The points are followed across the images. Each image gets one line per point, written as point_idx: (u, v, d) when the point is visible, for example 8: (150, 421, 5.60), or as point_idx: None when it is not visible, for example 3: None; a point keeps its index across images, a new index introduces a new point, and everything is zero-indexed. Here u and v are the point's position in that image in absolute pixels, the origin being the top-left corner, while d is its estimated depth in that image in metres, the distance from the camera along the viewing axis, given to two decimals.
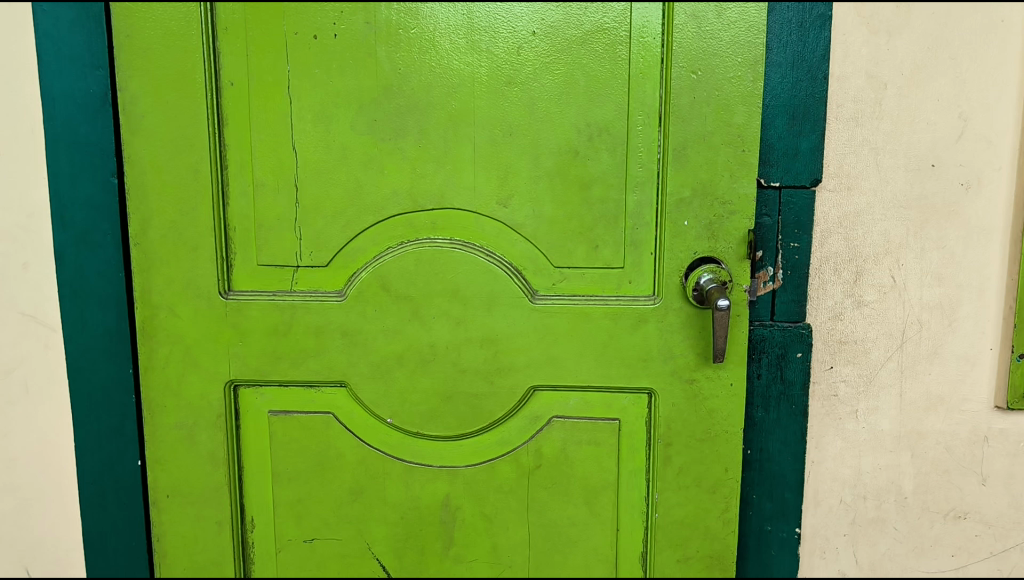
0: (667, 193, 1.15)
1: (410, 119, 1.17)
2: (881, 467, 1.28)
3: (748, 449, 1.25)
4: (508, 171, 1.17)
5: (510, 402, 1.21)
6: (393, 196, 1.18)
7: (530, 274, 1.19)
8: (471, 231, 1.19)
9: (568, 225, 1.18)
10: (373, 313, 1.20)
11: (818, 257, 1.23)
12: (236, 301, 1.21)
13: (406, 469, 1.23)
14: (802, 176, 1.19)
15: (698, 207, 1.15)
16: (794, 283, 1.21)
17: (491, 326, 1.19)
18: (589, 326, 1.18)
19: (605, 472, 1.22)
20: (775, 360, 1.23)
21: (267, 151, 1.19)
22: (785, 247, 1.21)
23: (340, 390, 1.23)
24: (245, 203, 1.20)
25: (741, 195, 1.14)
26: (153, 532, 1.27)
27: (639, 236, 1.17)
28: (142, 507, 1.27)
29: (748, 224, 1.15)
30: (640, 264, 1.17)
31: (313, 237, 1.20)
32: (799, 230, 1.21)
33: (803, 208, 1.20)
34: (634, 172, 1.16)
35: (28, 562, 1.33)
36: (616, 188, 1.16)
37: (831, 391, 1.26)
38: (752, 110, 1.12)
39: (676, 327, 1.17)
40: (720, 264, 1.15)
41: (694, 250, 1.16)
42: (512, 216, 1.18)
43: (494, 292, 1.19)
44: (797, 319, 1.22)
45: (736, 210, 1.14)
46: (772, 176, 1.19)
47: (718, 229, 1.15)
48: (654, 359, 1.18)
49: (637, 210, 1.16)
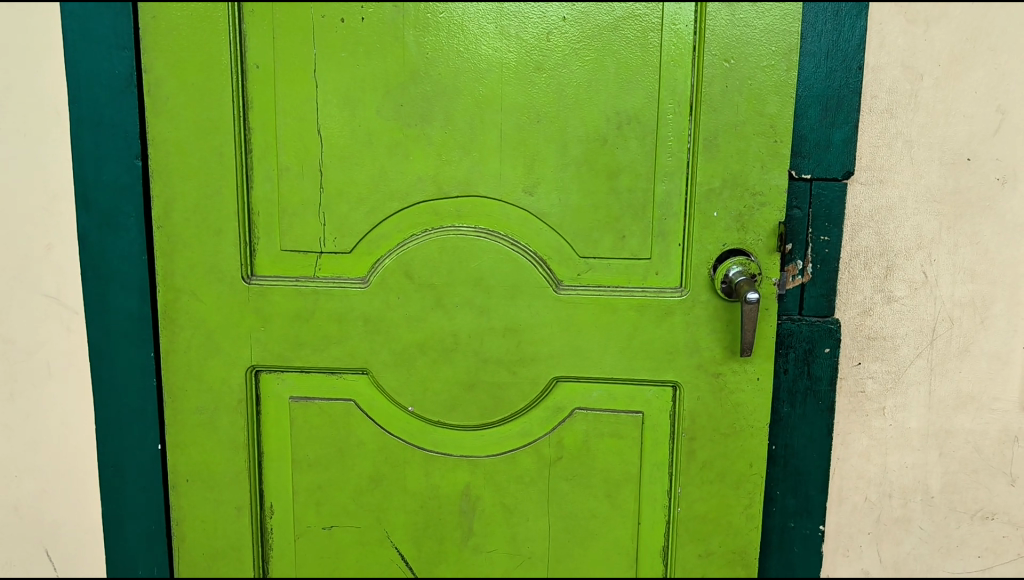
0: (697, 183, 1.13)
1: (437, 104, 1.15)
2: (907, 466, 1.26)
3: (773, 445, 1.23)
4: (535, 159, 1.15)
5: (533, 392, 1.20)
6: (418, 182, 1.17)
7: (555, 264, 1.17)
8: (497, 219, 1.17)
9: (594, 214, 1.16)
10: (396, 300, 1.19)
11: (849, 251, 1.20)
12: (258, 286, 1.20)
13: (426, 458, 1.23)
14: (834, 168, 1.17)
15: (728, 198, 1.13)
16: (824, 277, 1.19)
17: (515, 316, 1.18)
18: (614, 317, 1.16)
19: (628, 465, 1.21)
20: (802, 355, 1.21)
21: (291, 135, 1.18)
22: (815, 241, 1.19)
23: (361, 377, 1.22)
24: (269, 187, 1.19)
25: (773, 186, 1.12)
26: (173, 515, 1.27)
27: (667, 226, 1.15)
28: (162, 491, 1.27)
29: (779, 216, 1.13)
30: (667, 255, 1.16)
31: (336, 222, 1.19)
32: (830, 223, 1.18)
33: (834, 201, 1.18)
34: (663, 161, 1.14)
35: (47, 544, 1.33)
36: (645, 177, 1.14)
37: (858, 387, 1.24)
38: (785, 100, 1.10)
39: (703, 320, 1.15)
40: (749, 256, 1.13)
41: (724, 241, 1.14)
42: (538, 204, 1.16)
43: (518, 281, 1.17)
44: (826, 314, 1.20)
45: (767, 201, 1.12)
46: (803, 168, 1.16)
47: (748, 221, 1.13)
48: (680, 352, 1.16)
49: (665, 200, 1.15)
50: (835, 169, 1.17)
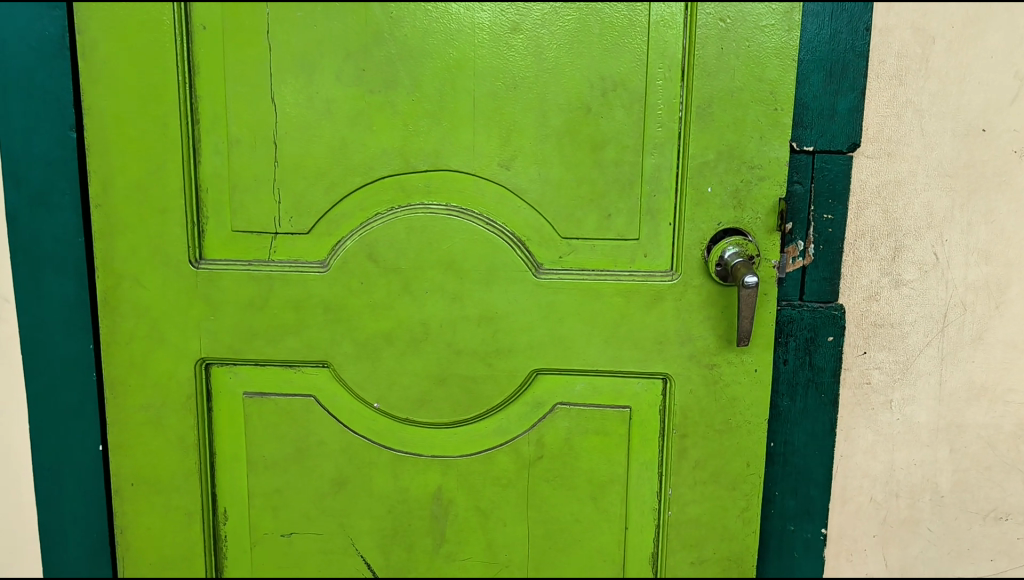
0: (689, 156, 1.03)
1: (403, 69, 1.04)
2: (916, 463, 1.16)
3: (771, 442, 1.13)
4: (512, 129, 1.04)
5: (510, 386, 1.09)
6: (383, 155, 1.06)
7: (534, 246, 1.07)
8: (470, 195, 1.07)
9: (577, 189, 1.05)
10: (360, 285, 1.08)
11: (854, 231, 1.11)
12: (208, 270, 1.09)
13: (394, 459, 1.12)
14: (839, 140, 1.07)
15: (723, 171, 1.03)
16: (827, 259, 1.10)
17: (490, 303, 1.07)
18: (599, 303, 1.06)
19: (614, 465, 1.11)
20: (803, 344, 1.11)
21: (244, 104, 1.07)
22: (818, 219, 1.09)
23: (322, 371, 1.11)
24: (219, 161, 1.08)
25: (774, 158, 1.02)
26: (117, 523, 1.16)
27: (657, 203, 1.05)
28: (104, 497, 1.16)
29: (780, 191, 1.02)
30: (657, 234, 1.05)
31: (293, 200, 1.08)
32: (834, 200, 1.08)
33: (839, 176, 1.08)
34: (653, 131, 1.03)
35: None
36: (633, 148, 1.04)
37: (863, 379, 1.14)
38: (786, 63, 1.00)
39: (696, 306, 1.05)
40: (747, 237, 1.03)
41: (718, 219, 1.04)
42: (515, 179, 1.06)
43: (493, 264, 1.07)
44: (829, 299, 1.11)
45: (766, 175, 1.02)
46: (805, 140, 1.06)
47: (745, 196, 1.03)
48: (671, 342, 1.06)
49: (655, 175, 1.04)
50: (840, 141, 1.07)
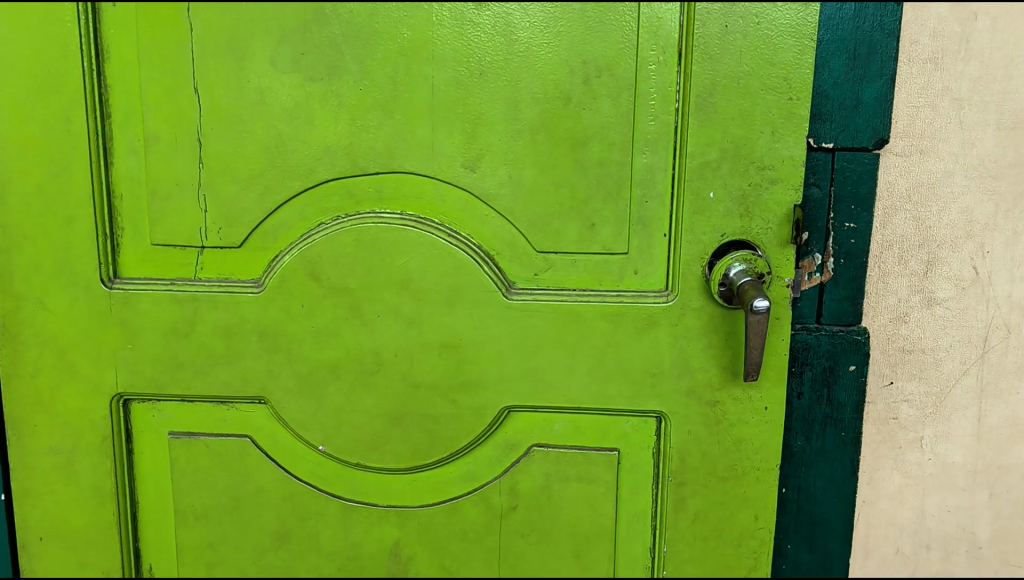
0: (687, 155, 0.86)
1: (348, 52, 0.87)
2: (949, 510, 1.01)
3: (782, 487, 0.98)
4: (477, 124, 0.88)
5: (478, 427, 0.94)
6: (326, 155, 0.90)
7: (505, 262, 0.91)
8: (429, 202, 0.90)
9: (555, 195, 0.89)
10: (300, 309, 0.92)
11: (880, 242, 0.95)
12: (123, 291, 0.93)
13: (344, 510, 0.97)
14: (865, 135, 0.90)
15: (727, 174, 0.86)
16: (848, 275, 0.94)
17: (454, 329, 0.91)
18: (581, 330, 0.90)
19: (600, 517, 0.96)
20: (820, 374, 0.95)
21: (161, 94, 0.90)
22: (838, 227, 0.93)
23: (259, 408, 0.96)
24: (135, 163, 0.91)
25: (787, 158, 0.86)
26: None
27: (649, 211, 0.89)
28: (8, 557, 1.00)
29: (795, 197, 0.86)
30: (650, 248, 0.90)
31: (221, 208, 0.92)
32: (857, 205, 0.92)
33: (863, 177, 0.92)
34: (644, 126, 0.87)
35: None
36: (621, 146, 0.88)
37: (889, 413, 0.99)
38: (804, 44, 0.84)
39: (696, 333, 0.89)
40: (756, 251, 0.87)
41: (722, 231, 0.88)
42: (481, 183, 0.89)
43: (457, 284, 0.90)
44: (851, 322, 0.95)
45: (778, 178, 0.86)
46: (823, 135, 0.90)
47: (753, 203, 0.87)
48: (666, 374, 0.90)
49: (647, 178, 0.88)
50: (865, 137, 0.90)
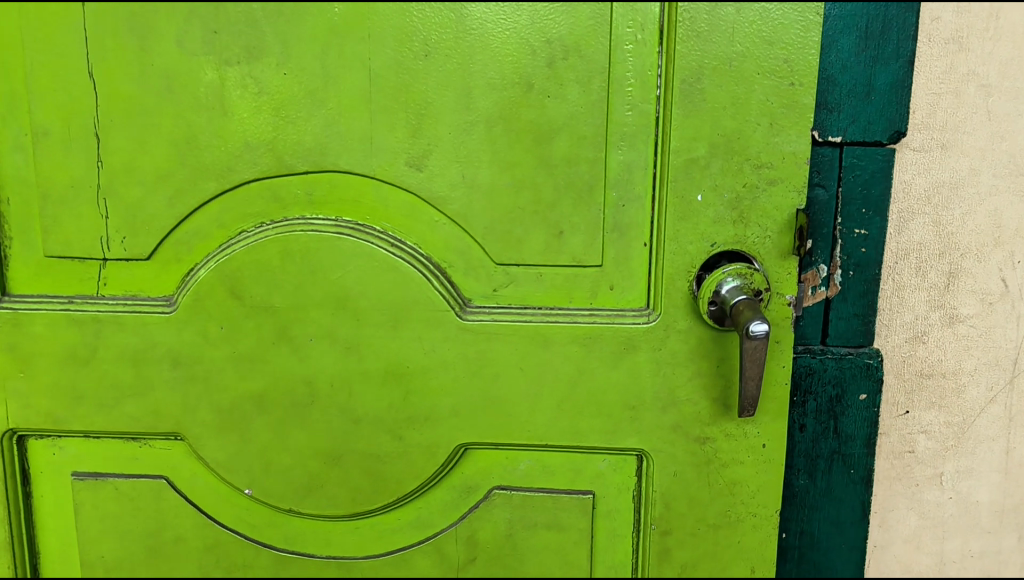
0: (671, 150, 0.73)
1: (269, 30, 0.74)
2: (973, 555, 0.88)
3: (782, 532, 0.85)
4: (424, 114, 0.75)
5: (430, 468, 0.80)
6: (246, 151, 0.76)
7: (459, 276, 0.78)
8: (368, 206, 0.77)
9: (516, 198, 0.76)
10: (219, 331, 0.79)
11: (895, 250, 0.82)
12: (12, 312, 0.79)
13: (276, 561, 0.85)
14: (879, 127, 0.77)
15: (718, 172, 0.73)
16: (858, 290, 0.81)
17: (399, 355, 0.78)
18: (547, 355, 0.77)
19: (572, 570, 0.83)
20: (826, 404, 0.82)
21: (50, 80, 0.76)
22: (847, 234, 0.80)
23: (176, 445, 0.83)
24: (23, 162, 0.78)
25: (789, 154, 0.73)
26: None
27: (626, 216, 0.76)
28: None
29: (798, 201, 0.73)
30: (628, 260, 0.76)
31: (125, 214, 0.78)
32: (869, 208, 0.79)
33: (876, 176, 0.79)
34: (620, 117, 0.74)
35: None
36: (592, 140, 0.74)
37: (905, 446, 0.86)
38: (808, 18, 0.70)
39: (682, 359, 0.76)
40: (752, 264, 0.74)
41: (712, 240, 0.74)
42: (429, 184, 0.76)
43: (402, 303, 0.77)
44: (861, 343, 0.82)
45: (778, 178, 0.73)
46: (830, 127, 0.77)
47: (748, 207, 0.74)
48: (647, 408, 0.77)
49: (623, 177, 0.75)
50: (880, 129, 0.77)
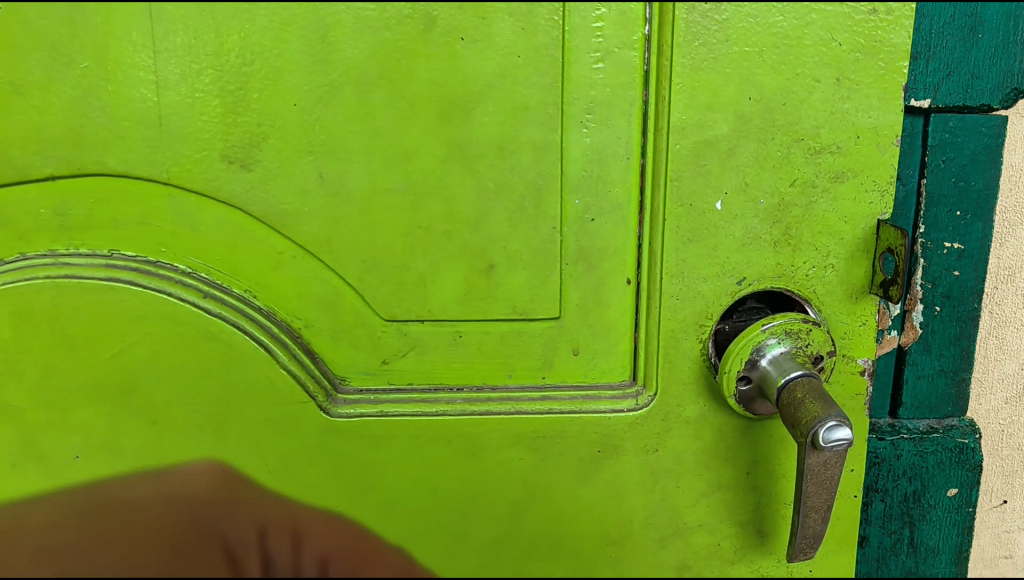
0: (670, 127, 0.44)
1: None
2: None
3: None
4: (249, 74, 0.44)
5: None
6: None
7: (325, 341, 0.47)
8: (164, 230, 0.46)
9: (413, 214, 0.46)
10: None
11: (996, 270, 0.53)
12: None
13: None
14: (989, 83, 0.49)
15: (749, 163, 0.44)
16: (947, 333, 0.53)
17: (239, 474, 0.48)
18: (476, 466, 0.48)
19: None
20: (899, 506, 0.55)
21: None
22: (932, 249, 0.51)
23: None
24: None
25: (867, 130, 0.44)
26: None
27: (597, 237, 0.46)
28: None
29: (879, 207, 0.45)
30: (600, 307, 0.47)
31: None
32: (966, 209, 0.51)
33: (978, 161, 0.50)
34: (584, 72, 0.44)
35: None
36: (539, 115, 0.45)
37: (1002, 552, 0.58)
38: None
39: (690, 463, 0.48)
40: (807, 310, 0.46)
41: (737, 273, 0.46)
42: (268, 194, 0.45)
43: (231, 391, 0.47)
44: (949, 413, 0.55)
45: (851, 168, 0.44)
46: (914, 83, 0.48)
47: (798, 218, 0.45)
48: (635, 539, 0.49)
49: (592, 174, 0.45)
50: (990, 86, 0.49)
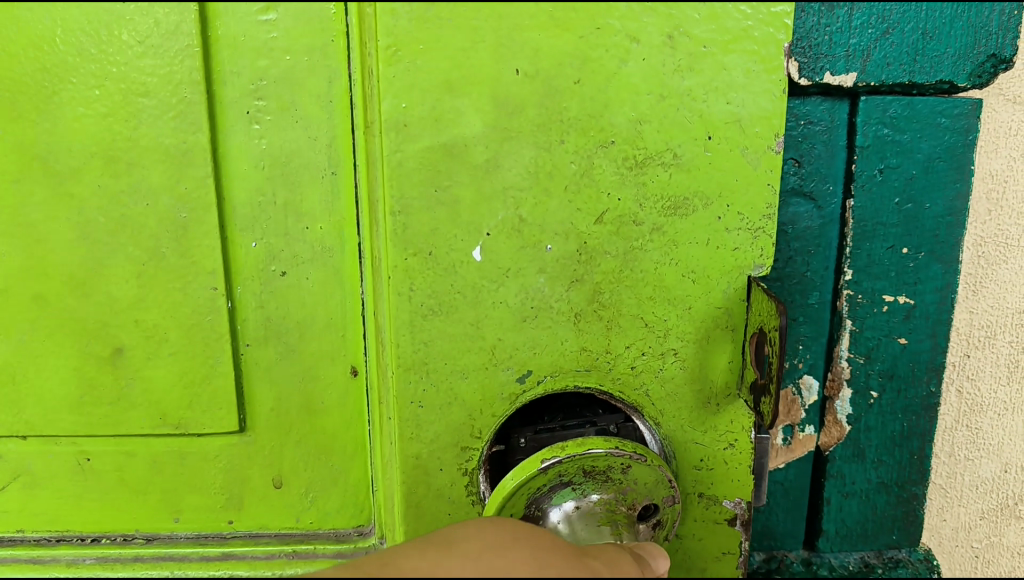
0: (382, 123, 0.25)
1: None
2: None
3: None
4: None
5: None
6: None
7: None
8: None
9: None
10: None
11: (965, 329, 0.35)
12: None
13: None
14: (950, 46, 0.29)
15: (524, 182, 0.25)
16: (889, 434, 0.34)
17: None
18: None
19: None
20: None
21: None
22: (869, 307, 0.32)
23: None
24: None
25: (725, 125, 0.25)
26: None
27: (293, 302, 0.28)
28: None
29: (751, 257, 0.26)
30: (310, 414, 0.29)
31: None
32: (918, 244, 0.31)
33: (935, 169, 0.30)
34: (242, 28, 0.25)
35: None
36: (166, 101, 0.25)
37: None
38: None
39: None
40: (639, 419, 0.29)
41: (517, 365, 0.27)
42: None
43: None
44: (892, 542, 0.36)
45: (705, 190, 0.26)
46: (828, 49, 0.29)
47: (614, 275, 0.26)
48: None
49: (276, 201, 0.27)
50: (952, 51, 0.29)
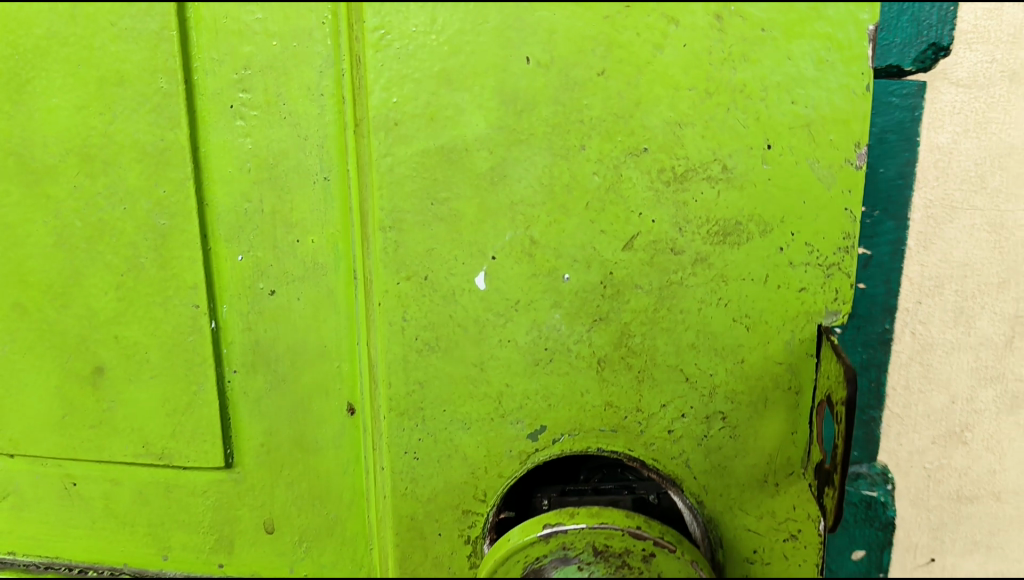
0: (349, 141, 0.31)
1: None
2: None
3: None
4: None
5: None
6: None
7: None
8: None
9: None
10: None
11: (919, 280, 0.38)
12: None
13: None
14: (899, 36, 0.34)
15: (535, 196, 0.31)
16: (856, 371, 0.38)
17: None
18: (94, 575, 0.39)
19: None
20: None
21: None
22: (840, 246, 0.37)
23: None
24: None
25: (787, 131, 0.29)
26: None
27: (279, 314, 0.34)
28: None
29: (816, 274, 0.30)
30: (254, 371, 0.35)
31: None
32: (873, 204, 0.36)
33: (888, 140, 0.36)
34: (222, 11, 0.31)
35: None
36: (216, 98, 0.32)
37: None
38: None
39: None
40: (704, 434, 0.33)
41: (590, 324, 0.32)
42: None
43: None
44: (854, 458, 0.42)
45: (761, 223, 0.30)
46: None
47: (638, 264, 0.31)
48: None
49: (261, 207, 0.33)
50: (900, 41, 0.34)
